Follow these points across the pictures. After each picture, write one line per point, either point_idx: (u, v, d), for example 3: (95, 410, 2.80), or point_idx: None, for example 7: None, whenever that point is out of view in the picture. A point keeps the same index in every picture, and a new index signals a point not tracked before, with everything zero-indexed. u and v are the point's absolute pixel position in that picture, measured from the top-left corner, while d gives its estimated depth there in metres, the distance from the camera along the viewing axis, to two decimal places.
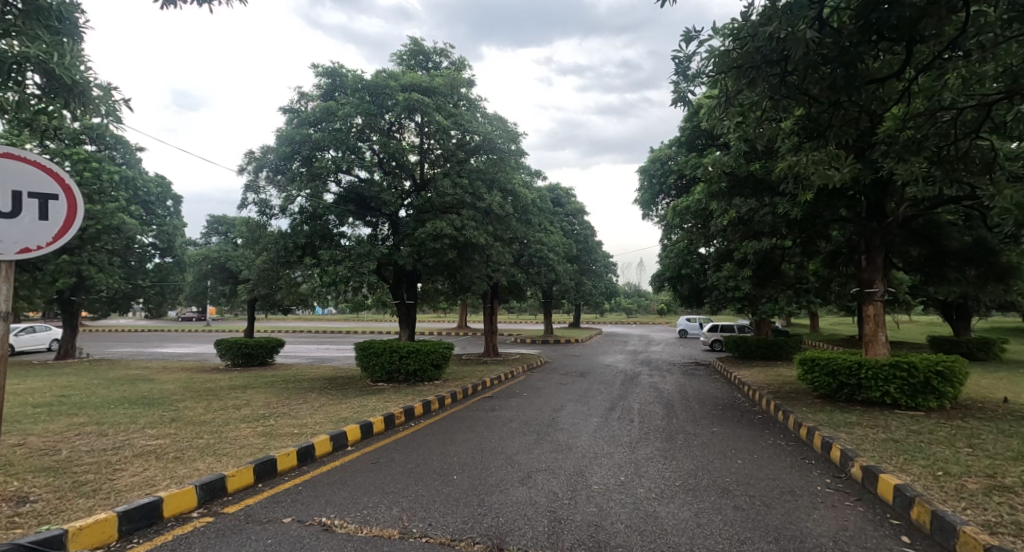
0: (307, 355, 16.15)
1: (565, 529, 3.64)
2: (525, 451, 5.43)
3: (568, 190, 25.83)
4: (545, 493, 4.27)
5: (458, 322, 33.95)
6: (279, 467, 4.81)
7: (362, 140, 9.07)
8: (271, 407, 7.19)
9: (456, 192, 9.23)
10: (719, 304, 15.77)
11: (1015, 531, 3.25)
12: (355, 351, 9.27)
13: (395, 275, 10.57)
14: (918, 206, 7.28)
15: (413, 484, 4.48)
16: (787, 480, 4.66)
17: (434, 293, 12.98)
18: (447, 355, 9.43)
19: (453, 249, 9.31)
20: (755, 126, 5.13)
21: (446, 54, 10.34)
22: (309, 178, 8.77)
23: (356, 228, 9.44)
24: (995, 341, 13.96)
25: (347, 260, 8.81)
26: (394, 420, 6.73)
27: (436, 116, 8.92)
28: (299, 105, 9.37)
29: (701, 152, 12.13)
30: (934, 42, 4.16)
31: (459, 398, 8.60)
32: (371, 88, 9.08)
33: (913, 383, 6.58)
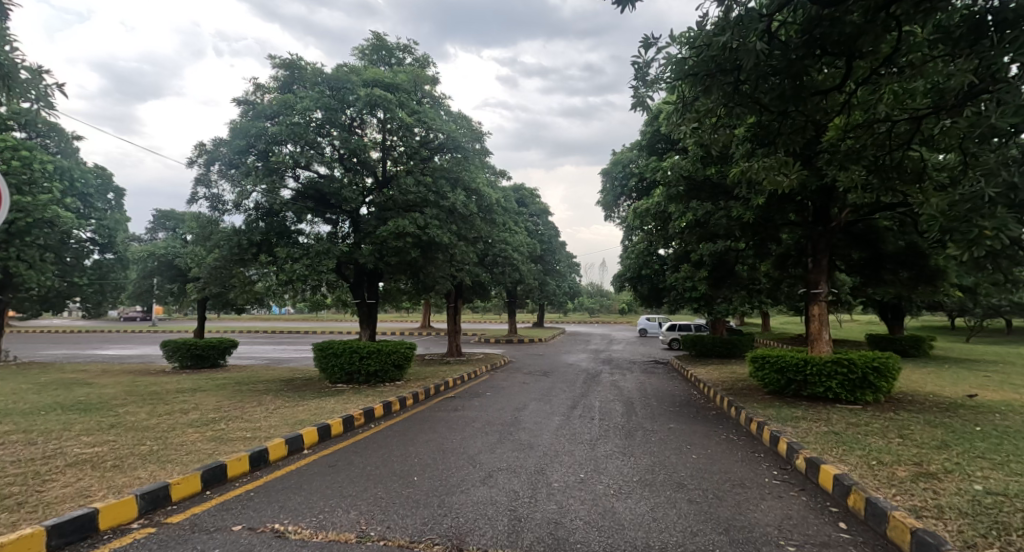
0: (262, 356, 15.81)
1: (525, 527, 3.74)
2: (486, 451, 5.49)
3: (532, 191, 26.06)
4: (505, 492, 4.35)
5: (421, 323, 33.62)
6: (229, 473, 4.76)
7: (322, 135, 8.93)
8: (220, 410, 7.07)
9: (419, 190, 9.24)
10: (677, 304, 16.18)
11: (939, 514, 3.50)
12: (313, 351, 9.10)
13: (357, 274, 10.46)
14: (859, 212, 7.67)
15: (372, 486, 4.50)
16: (737, 473, 4.88)
17: (397, 293, 12.96)
18: (408, 355, 9.45)
19: (416, 247, 9.34)
20: (708, 133, 5.33)
21: (409, 50, 10.33)
22: (265, 173, 8.59)
23: (315, 225, 9.33)
24: (928, 338, 14.78)
25: (304, 258, 8.73)
26: (353, 422, 6.72)
27: (398, 113, 8.88)
28: (255, 97, 9.22)
29: (661, 156, 12.46)
30: (871, 59, 4.42)
31: (421, 399, 8.62)
32: (331, 82, 8.97)
33: (853, 379, 6.94)
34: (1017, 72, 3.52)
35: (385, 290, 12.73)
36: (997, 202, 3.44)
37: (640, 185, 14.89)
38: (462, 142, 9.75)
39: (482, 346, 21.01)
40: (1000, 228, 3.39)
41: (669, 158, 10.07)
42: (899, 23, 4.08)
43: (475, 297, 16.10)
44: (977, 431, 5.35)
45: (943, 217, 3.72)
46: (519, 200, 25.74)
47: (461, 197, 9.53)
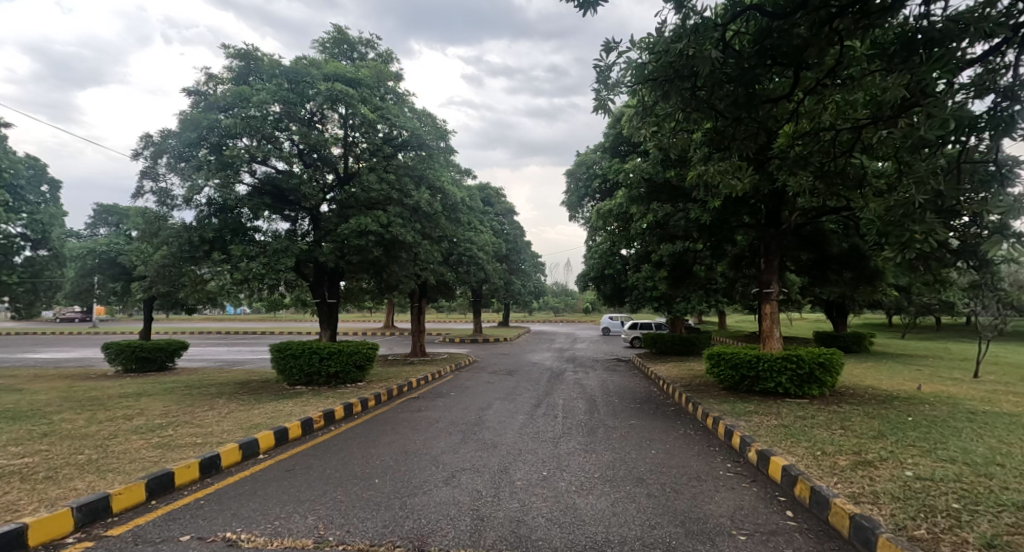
0: (216, 358, 15.40)
1: (488, 526, 3.81)
2: (450, 451, 5.55)
3: (498, 191, 26.17)
4: (467, 492, 4.41)
5: (384, 323, 33.23)
6: (177, 481, 4.68)
7: (280, 130, 8.77)
8: (167, 416, 6.92)
9: (383, 187, 9.20)
10: (638, 304, 16.51)
11: (875, 499, 3.73)
12: (270, 353, 8.97)
13: (317, 273, 10.32)
14: (807, 215, 8.00)
15: (331, 490, 4.50)
16: (694, 467, 5.05)
17: (359, 293, 12.88)
18: (371, 355, 9.41)
19: (379, 246, 9.31)
20: (666, 138, 5.48)
21: (371, 45, 10.27)
22: (218, 167, 8.39)
23: (273, 223, 9.17)
24: (869, 335, 15.51)
25: (261, 256, 8.58)
26: (312, 425, 6.67)
27: (361, 108, 8.79)
28: (208, 88, 9.01)
29: (623, 158, 12.70)
30: (817, 70, 4.65)
31: (383, 400, 8.60)
32: (290, 75, 8.81)
33: (801, 374, 7.26)
34: (945, 87, 3.77)
35: (347, 289, 12.64)
36: (926, 208, 3.67)
37: (602, 186, 15.15)
38: (426, 140, 9.77)
39: (445, 346, 20.98)
40: (929, 232, 3.62)
41: (631, 160, 10.28)
42: (842, 37, 4.33)
43: (439, 297, 16.09)
44: (910, 421, 5.68)
45: (879, 221, 3.94)
46: (484, 199, 25.78)
47: (425, 196, 9.55)
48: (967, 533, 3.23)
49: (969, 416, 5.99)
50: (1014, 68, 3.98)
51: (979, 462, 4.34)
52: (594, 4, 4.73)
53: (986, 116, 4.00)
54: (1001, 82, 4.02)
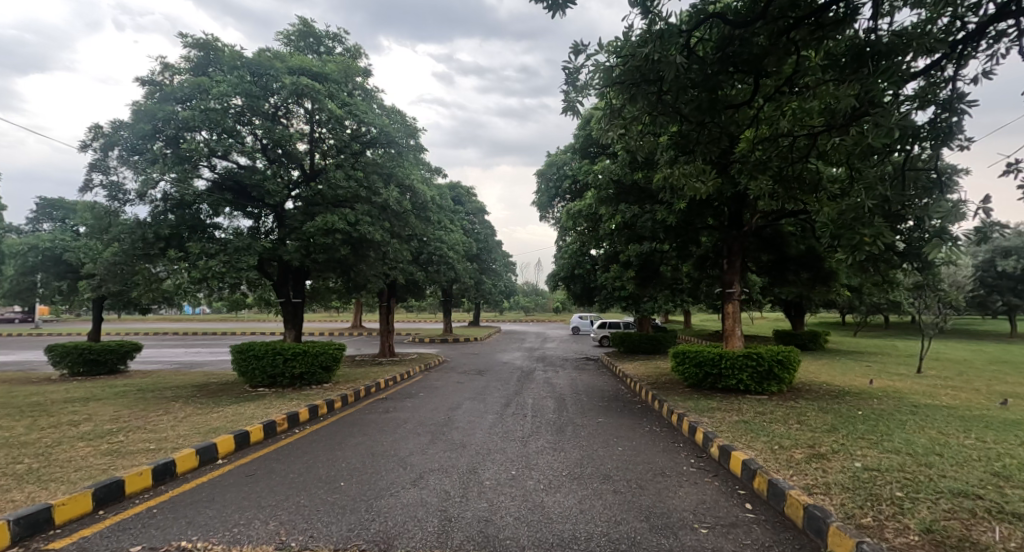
0: (172, 360, 15.01)
1: (455, 526, 3.85)
2: (418, 452, 5.56)
3: (469, 190, 26.23)
4: (436, 493, 4.45)
5: (351, 323, 32.88)
6: (128, 489, 4.57)
7: (242, 123, 8.58)
8: (118, 421, 6.74)
9: (350, 185, 9.14)
10: (607, 303, 16.74)
11: (827, 490, 3.89)
12: (231, 354, 8.80)
13: (281, 272, 10.16)
14: (768, 218, 8.26)
15: (295, 494, 4.48)
16: (659, 462, 5.18)
17: (326, 292, 12.75)
18: (337, 356, 9.36)
19: (346, 244, 9.24)
20: (631, 140, 5.57)
21: (339, 40, 10.18)
22: (175, 161, 8.15)
23: (234, 219, 8.99)
24: (825, 333, 16.05)
25: (221, 254, 8.39)
26: (275, 428, 6.57)
27: (327, 104, 8.67)
28: (163, 77, 8.74)
29: (592, 159, 12.86)
30: (776, 77, 4.85)
31: (350, 401, 8.54)
32: (253, 67, 8.61)
33: (760, 371, 7.49)
34: (892, 98, 3.98)
35: (313, 288, 12.51)
36: (874, 212, 3.85)
37: (573, 187, 15.31)
38: (396, 137, 9.69)
39: (413, 346, 20.90)
40: (877, 235, 3.79)
41: (600, 161, 10.42)
42: (799, 47, 4.55)
43: (409, 296, 16.04)
44: (860, 415, 5.93)
45: (832, 224, 4.11)
46: (455, 198, 25.81)
47: (394, 194, 9.52)
48: (909, 520, 3.42)
49: (913, 409, 6.28)
50: (953, 82, 4.25)
51: (922, 452, 4.58)
52: (562, 8, 4.82)
53: (928, 127, 4.28)
54: (941, 94, 4.28)
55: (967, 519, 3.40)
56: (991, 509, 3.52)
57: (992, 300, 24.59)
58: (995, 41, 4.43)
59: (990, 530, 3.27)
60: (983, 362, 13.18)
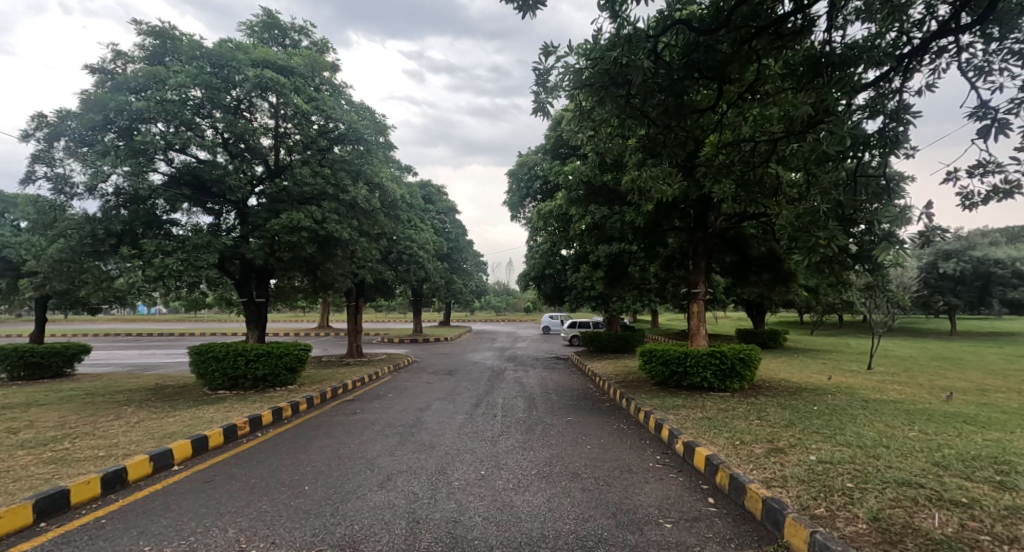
0: (126, 362, 14.55)
1: (423, 528, 3.88)
2: (386, 454, 5.55)
3: (440, 189, 26.14)
4: (404, 495, 4.46)
5: (319, 324, 32.42)
6: (74, 499, 4.42)
7: (201, 116, 8.33)
8: (63, 428, 6.52)
9: (317, 181, 9.04)
10: (577, 303, 16.90)
11: (784, 483, 4.04)
12: (189, 355, 8.60)
13: (244, 271, 9.95)
14: (731, 220, 8.50)
15: (257, 500, 4.44)
16: (626, 459, 5.29)
17: (291, 291, 12.56)
18: (302, 357, 9.23)
19: (312, 242, 9.12)
20: (600, 142, 5.64)
21: (306, 33, 10.05)
22: (128, 154, 7.85)
23: (193, 216, 8.71)
24: (784, 332, 16.51)
25: (178, 252, 8.03)
26: (236, 431, 6.44)
27: (293, 98, 8.53)
28: (115, 66, 8.43)
29: (563, 160, 12.97)
30: (739, 84, 5.02)
31: (316, 403, 8.47)
32: (212, 57, 8.34)
33: (724, 368, 7.68)
34: (845, 107, 4.17)
35: (278, 288, 12.31)
36: (829, 216, 4.02)
37: (544, 187, 15.42)
38: (364, 134, 9.64)
39: (381, 346, 20.73)
40: (831, 238, 3.94)
41: (570, 162, 10.52)
42: (759, 56, 4.75)
43: (378, 296, 15.92)
44: (816, 410, 6.14)
45: (790, 227, 4.26)
46: (426, 197, 25.73)
47: (363, 192, 9.47)
48: (858, 509, 3.58)
49: (863, 404, 6.55)
50: (900, 93, 4.50)
51: (870, 444, 4.79)
52: (533, 8, 4.87)
53: (878, 136, 4.52)
54: (888, 106, 4.55)
55: (910, 507, 3.58)
56: (933, 497, 3.71)
57: (935, 301, 25.41)
58: (936, 56, 4.74)
59: (931, 517, 3.46)
60: (928, 359, 13.77)
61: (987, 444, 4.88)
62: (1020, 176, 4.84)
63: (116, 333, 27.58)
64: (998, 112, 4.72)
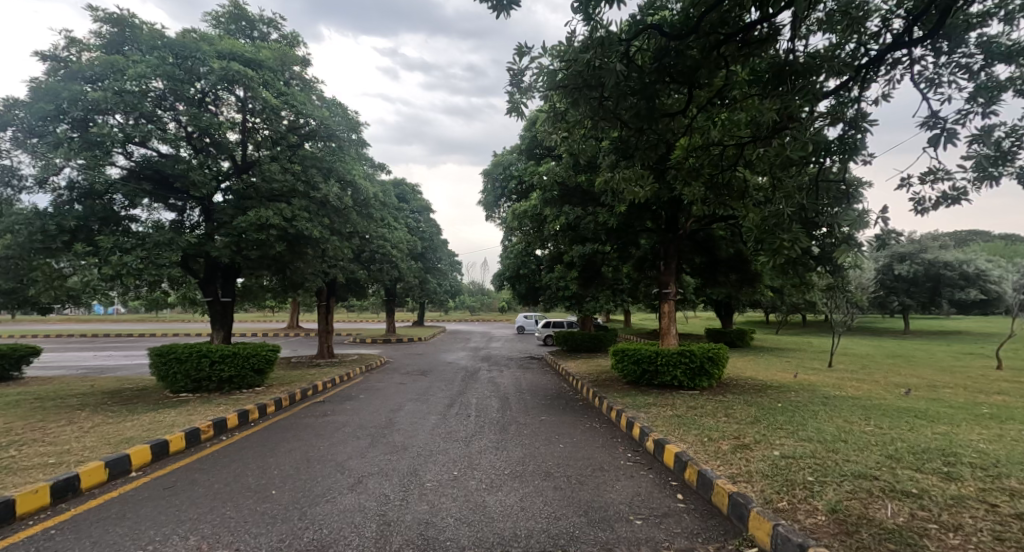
0: (83, 365, 14.10)
1: (394, 530, 3.88)
2: (357, 456, 5.53)
3: (414, 187, 26.01)
4: (374, 497, 4.45)
5: (289, 324, 31.92)
6: (20, 510, 4.27)
7: (162, 108, 8.06)
8: (12, 434, 6.29)
9: (286, 178, 8.92)
10: (551, 303, 17.01)
11: (750, 478, 4.15)
12: (149, 357, 8.41)
13: (208, 269, 9.76)
14: (701, 222, 8.68)
15: (220, 506, 4.37)
16: (598, 458, 5.36)
17: (260, 291, 12.36)
18: (270, 358, 9.11)
19: (282, 241, 8.99)
20: (574, 143, 5.68)
21: (275, 26, 9.93)
22: (84, 146, 7.56)
23: (154, 212, 8.46)
24: (751, 331, 16.89)
25: (138, 250, 7.79)
26: (200, 435, 6.30)
27: (261, 93, 8.40)
28: (68, 53, 8.03)
29: (538, 160, 13.06)
30: (708, 89, 5.14)
31: (284, 405, 8.37)
32: (175, 47, 8.09)
33: (693, 367, 7.84)
34: (808, 114, 4.31)
35: (246, 287, 12.10)
36: (792, 219, 4.15)
37: (518, 187, 15.46)
38: (336, 130, 9.56)
39: (352, 347, 20.48)
40: (795, 241, 4.08)
41: (545, 163, 10.60)
42: (727, 62, 4.88)
43: (350, 295, 15.78)
44: (780, 407, 6.32)
45: (756, 230, 4.40)
46: (399, 195, 25.54)
47: (334, 190, 9.41)
48: (818, 501, 3.70)
49: (824, 400, 6.75)
50: (858, 102, 4.69)
51: (829, 439, 4.95)
52: (507, 9, 4.91)
53: (838, 142, 4.69)
54: (847, 113, 4.72)
55: (865, 499, 3.73)
56: (886, 488, 3.86)
57: (890, 301, 26.20)
58: (891, 67, 4.92)
59: (885, 507, 3.60)
60: (883, 357, 14.20)
61: (936, 437, 5.08)
62: (967, 184, 5.05)
63: (73, 333, 26.69)
64: (946, 122, 4.93)
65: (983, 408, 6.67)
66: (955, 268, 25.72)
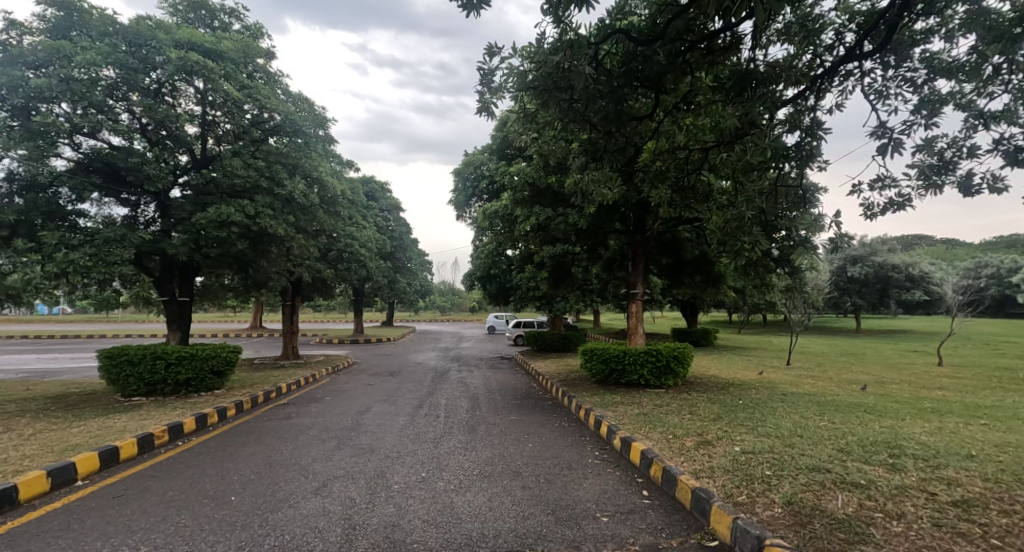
0: (31, 368, 13.53)
1: (360, 534, 3.88)
2: (322, 459, 5.49)
3: (384, 186, 25.79)
4: (340, 500, 4.43)
5: (253, 325, 31.25)
6: None
7: (112, 98, 7.75)
8: None
9: (249, 174, 8.78)
10: (522, 303, 17.07)
11: (712, 473, 4.27)
12: (97, 360, 8.09)
13: (165, 268, 9.51)
14: (668, 224, 8.85)
15: (175, 514, 4.28)
16: (566, 456, 5.44)
17: (221, 291, 12.08)
18: (231, 359, 8.94)
19: (244, 239, 8.82)
20: (544, 144, 5.74)
21: (237, 16, 9.74)
22: (27, 137, 7.22)
23: (104, 208, 8.18)
24: (715, 331, 17.26)
25: (87, 247, 7.52)
26: (153, 441, 6.13)
27: (223, 85, 8.23)
28: (9, 36, 7.60)
29: (509, 160, 13.13)
30: (673, 94, 5.27)
31: (246, 408, 8.22)
32: (128, 34, 7.79)
33: (659, 366, 7.99)
34: (768, 121, 4.46)
35: (206, 286, 11.80)
36: (753, 222, 4.30)
37: (490, 187, 15.47)
38: (302, 126, 9.44)
39: (318, 347, 20.16)
40: (755, 243, 4.22)
41: (516, 164, 10.65)
42: (692, 69, 5.02)
43: (317, 294, 15.57)
44: (741, 404, 6.49)
45: (719, 233, 4.53)
46: (369, 193, 25.23)
47: (300, 187, 9.32)
48: (774, 494, 3.84)
49: (782, 397, 6.95)
50: (814, 110, 4.88)
51: (787, 434, 5.11)
52: (477, 8, 4.94)
53: (795, 149, 4.89)
54: (804, 121, 4.91)
55: (818, 491, 3.87)
56: (838, 480, 4.02)
57: (844, 301, 27.02)
58: (843, 78, 5.11)
59: (836, 498, 3.75)
60: (837, 355, 14.68)
61: (884, 431, 5.30)
62: (912, 192, 5.30)
63: (23, 335, 25.59)
64: (893, 132, 5.16)
65: (926, 402, 6.98)
66: (903, 271, 26.73)
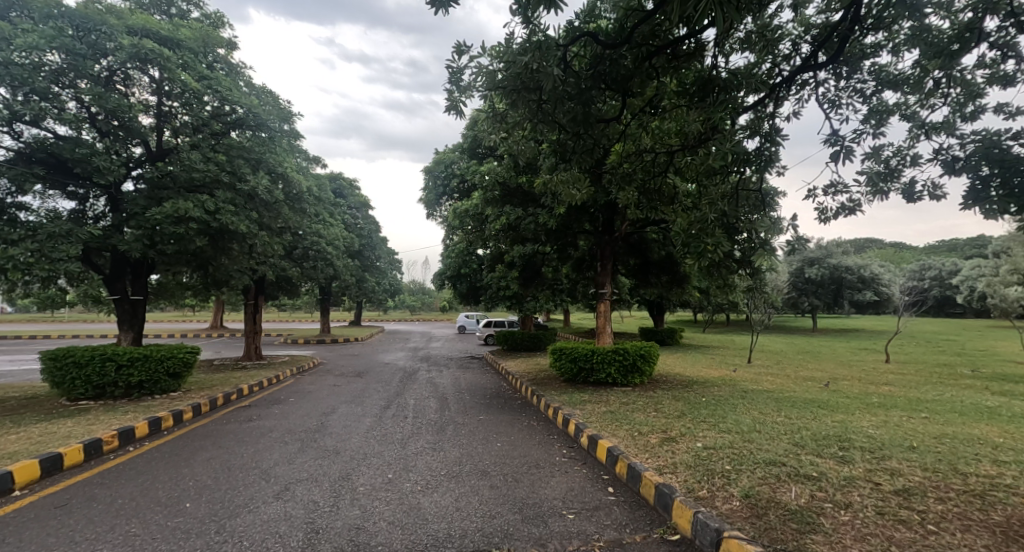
0: None
1: (323, 537, 3.86)
2: (283, 463, 5.42)
3: (353, 182, 25.46)
4: (302, 504, 4.39)
5: (216, 324, 30.50)
6: None
7: (59, 84, 7.47)
8: None
9: (208, 168, 8.59)
10: (492, 303, 17.10)
11: (675, 470, 4.36)
12: (40, 361, 7.81)
13: (116, 265, 9.24)
14: (635, 225, 8.99)
15: (123, 523, 4.19)
16: (534, 455, 5.49)
17: (178, 290, 11.78)
18: (189, 360, 8.73)
19: (203, 235, 8.61)
20: (514, 144, 5.77)
21: (196, 4, 9.54)
22: None
23: (48, 202, 7.87)
24: (680, 330, 17.57)
25: (29, 241, 7.21)
26: (101, 447, 5.95)
27: (181, 75, 8.01)
28: None
29: (480, 159, 13.14)
30: (640, 98, 5.36)
31: (203, 411, 8.02)
32: (75, 18, 7.48)
33: (625, 365, 8.11)
34: (730, 126, 4.58)
35: (161, 284, 11.48)
36: (716, 224, 4.40)
37: (460, 186, 15.44)
38: (266, 120, 9.29)
39: (281, 348, 19.78)
40: (717, 244, 4.32)
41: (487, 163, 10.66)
42: (657, 74, 5.11)
43: (281, 293, 15.29)
44: (703, 401, 6.65)
45: (683, 234, 4.61)
46: (337, 190, 24.85)
47: (264, 182, 9.20)
48: (733, 488, 3.95)
49: (742, 394, 7.14)
50: (773, 117, 5.03)
51: (745, 430, 5.25)
52: (445, 5, 4.93)
53: (755, 154, 5.03)
54: (764, 127, 5.06)
55: (774, 484, 4.00)
56: (791, 473, 4.16)
57: (802, 302, 27.77)
58: (799, 87, 5.27)
59: (790, 491, 3.88)
60: (795, 353, 15.09)
61: (834, 425, 5.50)
62: (862, 197, 5.49)
63: None
64: (845, 140, 5.35)
65: (874, 397, 7.27)
66: (854, 272, 27.74)
